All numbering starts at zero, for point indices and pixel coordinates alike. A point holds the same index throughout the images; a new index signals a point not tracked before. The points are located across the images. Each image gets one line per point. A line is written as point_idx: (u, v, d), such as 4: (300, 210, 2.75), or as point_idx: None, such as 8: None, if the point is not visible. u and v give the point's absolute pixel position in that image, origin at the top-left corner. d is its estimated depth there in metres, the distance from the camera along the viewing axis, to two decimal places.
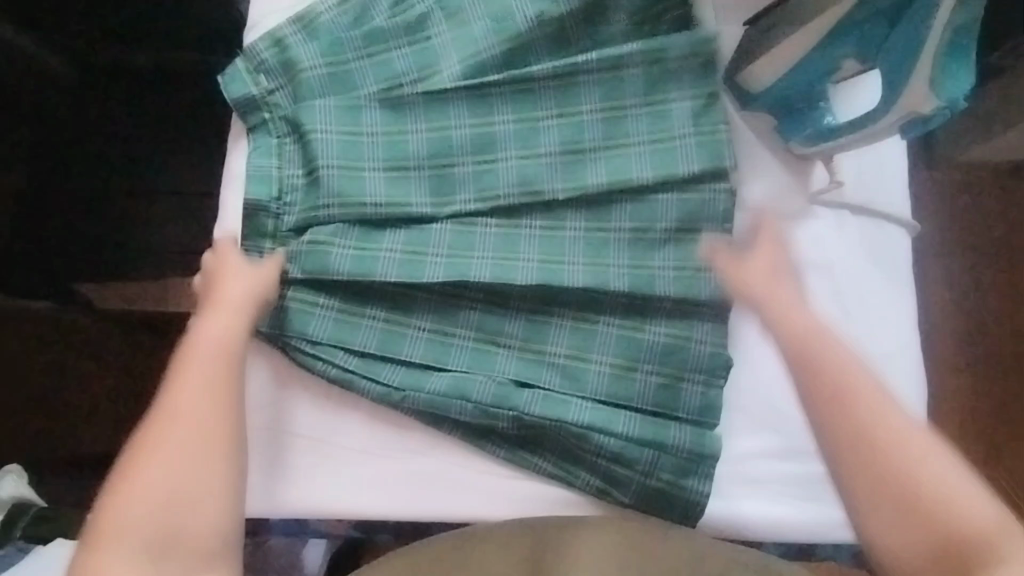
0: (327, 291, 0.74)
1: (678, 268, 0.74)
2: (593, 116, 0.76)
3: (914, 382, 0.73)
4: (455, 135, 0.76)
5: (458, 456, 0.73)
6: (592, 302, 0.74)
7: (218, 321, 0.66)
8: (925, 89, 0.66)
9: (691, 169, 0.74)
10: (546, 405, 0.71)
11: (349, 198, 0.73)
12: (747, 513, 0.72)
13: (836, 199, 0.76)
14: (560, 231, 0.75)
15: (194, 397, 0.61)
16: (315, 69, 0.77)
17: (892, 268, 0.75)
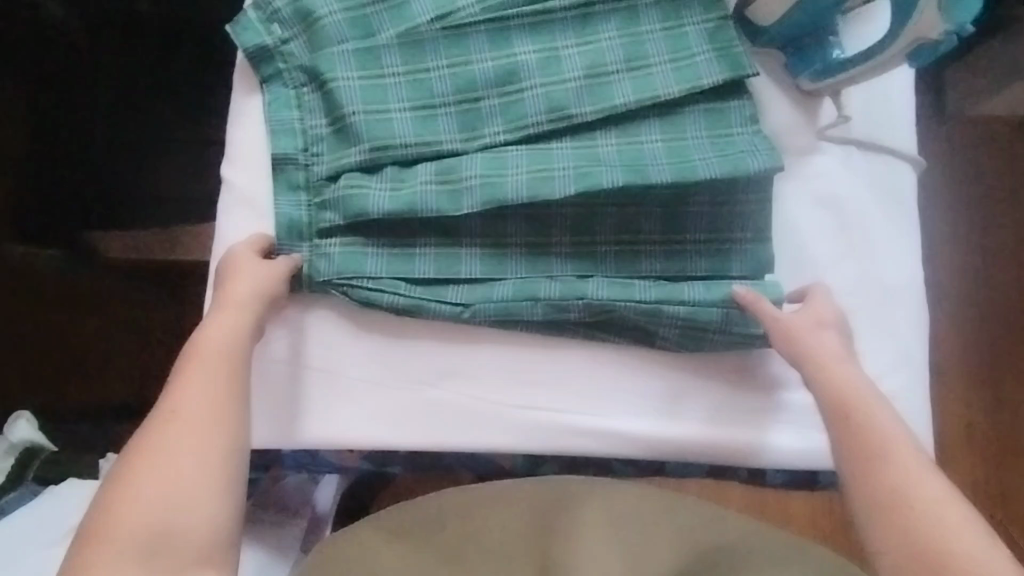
0: (365, 232, 0.68)
1: (720, 158, 0.68)
2: (613, 42, 0.72)
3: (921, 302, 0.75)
4: (478, 70, 0.70)
5: (474, 386, 0.69)
6: (633, 199, 0.69)
7: (230, 321, 0.64)
8: (935, 13, 0.66)
9: (715, 80, 0.70)
10: (614, 287, 0.68)
11: (379, 141, 0.68)
12: (763, 443, 0.69)
13: (842, 133, 0.77)
14: (597, 164, 0.68)
15: (202, 403, 0.59)
16: (333, 15, 0.71)
17: (897, 201, 0.76)
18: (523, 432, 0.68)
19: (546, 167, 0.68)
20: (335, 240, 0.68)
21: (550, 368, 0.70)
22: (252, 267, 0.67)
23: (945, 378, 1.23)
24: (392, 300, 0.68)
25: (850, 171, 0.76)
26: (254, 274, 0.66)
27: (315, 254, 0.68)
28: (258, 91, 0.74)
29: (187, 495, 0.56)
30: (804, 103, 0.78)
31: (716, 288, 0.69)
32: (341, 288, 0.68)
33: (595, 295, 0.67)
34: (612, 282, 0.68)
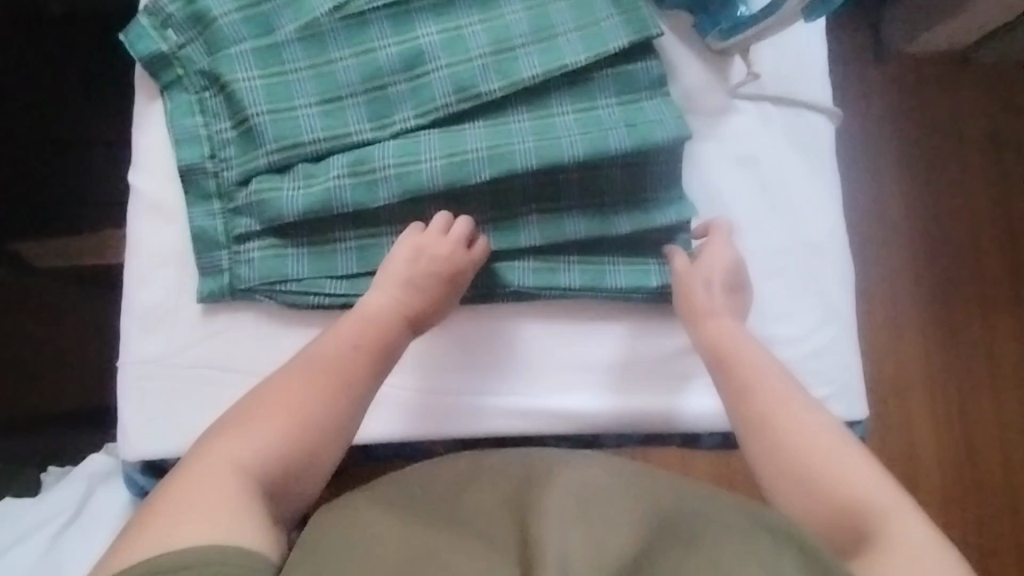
0: (287, 232, 0.67)
1: (630, 129, 0.67)
2: (516, 15, 0.71)
3: (845, 260, 0.75)
4: (382, 56, 0.69)
5: (463, 374, 0.69)
6: (548, 185, 0.68)
7: (427, 285, 0.65)
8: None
9: (622, 44, 0.69)
10: (538, 275, 0.68)
11: (288, 140, 0.67)
12: (679, 410, 0.69)
13: (756, 90, 0.77)
14: (511, 147, 0.66)
15: (340, 362, 0.61)
16: (227, 13, 0.69)
17: (813, 153, 0.77)
18: (455, 416, 0.68)
19: (459, 151, 0.66)
20: (253, 244, 0.67)
21: (494, 339, 0.69)
22: (434, 237, 0.66)
23: (900, 318, 1.23)
24: (318, 302, 0.67)
25: (766, 129, 0.76)
26: (449, 246, 0.65)
27: (235, 261, 0.67)
28: (158, 99, 0.72)
29: (294, 462, 0.57)
30: (713, 62, 0.77)
31: (635, 270, 0.69)
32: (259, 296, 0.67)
33: (520, 287, 0.68)
34: (536, 271, 0.68)
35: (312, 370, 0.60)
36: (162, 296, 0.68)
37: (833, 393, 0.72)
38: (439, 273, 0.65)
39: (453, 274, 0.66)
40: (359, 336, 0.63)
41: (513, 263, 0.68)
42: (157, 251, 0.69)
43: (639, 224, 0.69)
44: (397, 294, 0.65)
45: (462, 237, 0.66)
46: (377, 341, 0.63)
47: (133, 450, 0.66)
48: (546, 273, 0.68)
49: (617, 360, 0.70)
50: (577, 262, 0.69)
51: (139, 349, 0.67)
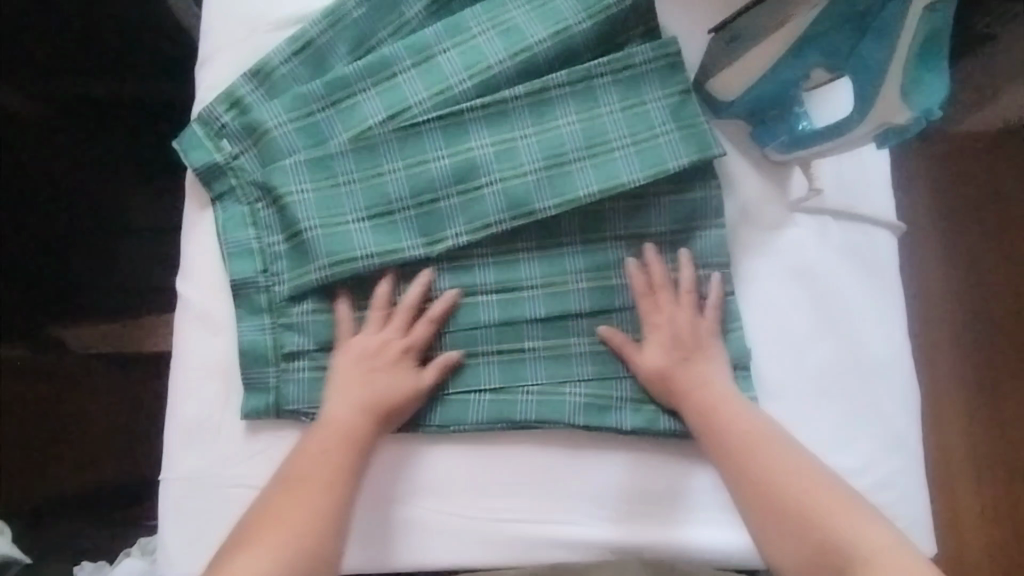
0: (341, 351, 0.66)
1: (682, 270, 0.69)
2: (571, 128, 0.69)
3: (907, 386, 0.72)
4: (435, 168, 0.68)
5: (472, 502, 0.66)
6: (601, 317, 0.68)
7: (380, 377, 0.64)
8: (898, 96, 0.65)
9: (680, 163, 0.68)
10: (591, 411, 0.66)
11: (339, 255, 0.66)
12: (731, 541, 0.66)
13: (818, 202, 0.74)
14: (567, 284, 0.68)
15: (316, 473, 0.60)
16: (282, 125, 0.69)
17: (874, 267, 0.74)
18: (501, 547, 0.65)
19: (512, 287, 0.68)
20: (302, 363, 0.66)
21: (526, 464, 0.67)
22: (372, 333, 0.66)
23: (969, 427, 1.10)
24: None
25: (824, 242, 0.73)
26: (382, 339, 0.66)
27: (282, 379, 0.66)
28: (210, 207, 0.71)
29: (295, 574, 0.56)
30: (770, 173, 0.75)
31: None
32: (302, 415, 0.65)
33: (571, 421, 0.66)
34: (588, 405, 0.66)
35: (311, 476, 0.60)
36: (204, 410, 0.67)
37: (900, 526, 0.69)
38: (383, 364, 0.65)
39: (397, 360, 0.65)
40: (332, 438, 0.62)
41: (563, 393, 0.67)
42: (202, 363, 0.68)
43: None
44: (348, 397, 0.64)
45: (400, 324, 0.66)
46: (346, 443, 0.62)
47: (172, 570, 0.64)
48: (599, 408, 0.66)
49: (669, 491, 0.66)
50: (632, 400, 0.67)
51: (180, 466, 0.66)
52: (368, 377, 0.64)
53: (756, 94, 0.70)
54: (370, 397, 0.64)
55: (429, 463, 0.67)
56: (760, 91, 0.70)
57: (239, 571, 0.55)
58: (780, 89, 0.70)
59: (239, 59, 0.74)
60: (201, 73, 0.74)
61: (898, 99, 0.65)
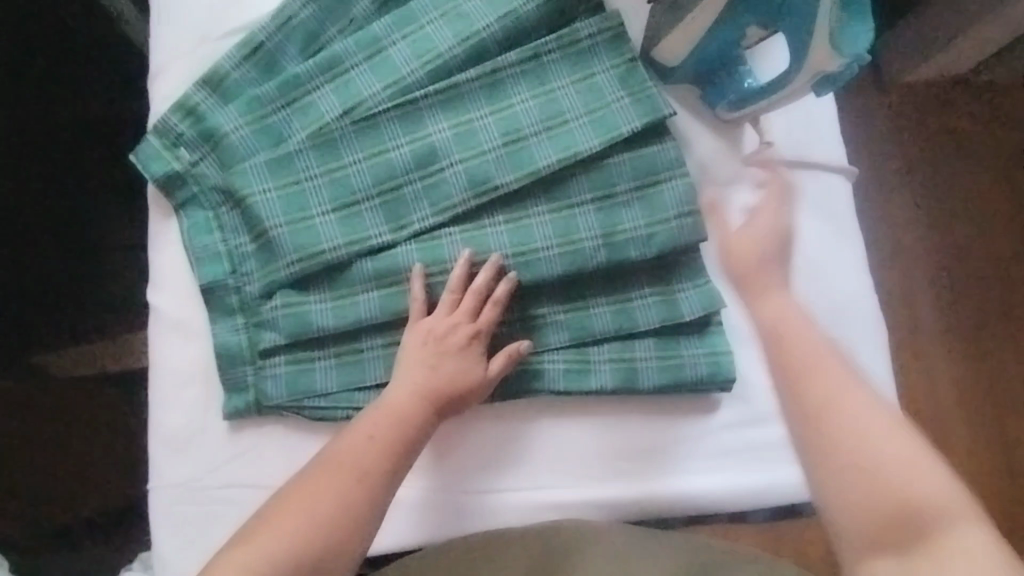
0: (316, 344, 0.66)
1: (651, 227, 0.68)
2: (526, 105, 0.70)
3: (872, 326, 0.74)
4: (396, 157, 0.68)
5: (486, 471, 0.68)
6: (573, 284, 0.68)
7: (445, 364, 0.63)
8: (828, 45, 0.65)
9: (635, 127, 0.68)
10: (569, 377, 0.67)
11: (307, 250, 0.66)
12: (712, 489, 0.69)
13: (774, 155, 0.75)
14: (536, 252, 0.67)
15: (368, 461, 0.59)
16: (238, 129, 0.70)
17: (826, 212, 0.75)
18: (517, 509, 0.67)
19: (483, 259, 0.67)
20: (277, 358, 0.66)
21: (531, 431, 0.68)
22: (441, 316, 0.65)
23: None
24: (347, 415, 0.66)
25: None
26: (449, 325, 0.65)
27: (260, 377, 0.66)
28: (173, 215, 0.72)
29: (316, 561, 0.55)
30: (723, 130, 0.76)
31: (665, 366, 0.68)
32: (283, 411, 0.66)
33: (551, 388, 0.67)
34: (566, 370, 0.68)
35: (357, 461, 0.59)
36: (186, 417, 0.68)
37: None
38: (451, 350, 0.64)
39: (464, 345, 0.64)
40: (379, 428, 0.61)
41: (540, 363, 0.67)
42: (181, 372, 0.69)
43: (670, 314, 0.68)
44: (414, 384, 0.63)
45: (467, 309, 0.65)
46: (399, 430, 0.61)
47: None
48: (577, 373, 0.68)
49: (658, 444, 0.69)
50: (609, 360, 0.68)
51: (168, 475, 0.67)
52: (433, 365, 0.63)
53: (698, 58, 0.72)
54: (431, 388, 0.63)
55: (457, 436, 0.68)
56: (701, 54, 0.71)
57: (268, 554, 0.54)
58: (720, 51, 0.71)
59: (190, 68, 0.74)
60: (154, 85, 0.75)
61: (826, 49, 0.66)
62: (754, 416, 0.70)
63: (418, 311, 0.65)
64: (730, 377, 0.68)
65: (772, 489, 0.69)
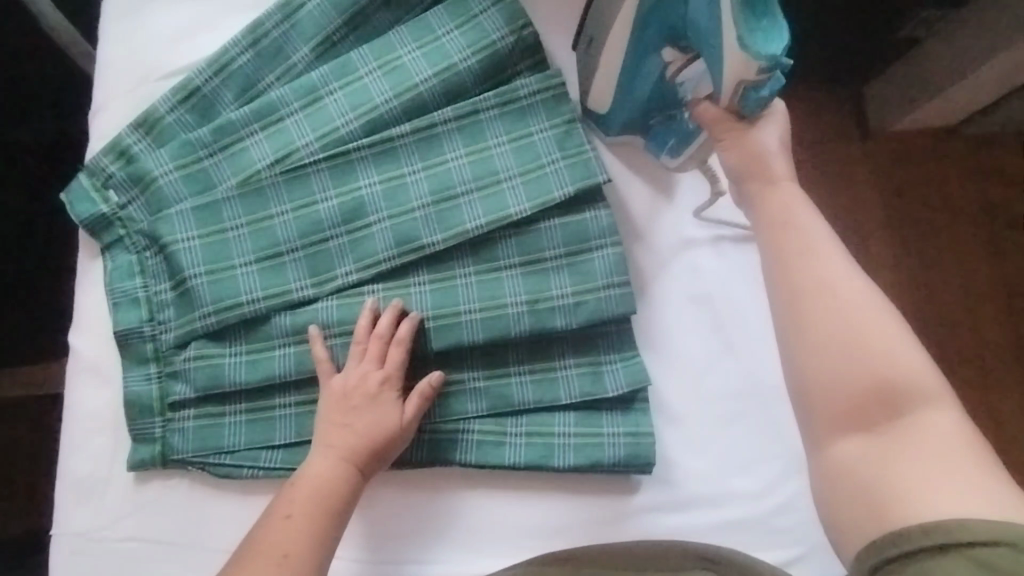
0: (228, 398, 0.66)
1: (577, 295, 0.67)
2: (459, 162, 0.69)
3: None
4: (323, 210, 0.68)
5: (427, 538, 0.66)
6: (494, 350, 0.68)
7: (358, 418, 0.62)
8: (738, 50, 0.58)
9: (567, 192, 0.68)
10: (482, 452, 0.66)
11: (225, 301, 0.66)
12: None
13: (713, 215, 0.74)
14: (457, 314, 0.66)
15: (286, 539, 0.57)
16: (167, 173, 0.69)
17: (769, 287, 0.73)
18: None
19: None
20: (187, 412, 0.65)
21: (466, 501, 0.67)
22: (352, 368, 0.64)
23: None
24: (253, 474, 0.64)
25: (723, 266, 0.73)
26: (361, 373, 0.64)
27: (168, 429, 0.65)
28: (100, 256, 0.70)
29: None
30: (664, 188, 0.75)
31: (584, 444, 0.67)
32: (189, 466, 0.65)
33: (465, 462, 0.66)
34: (482, 442, 0.66)
35: (267, 545, 0.56)
36: (92, 466, 0.66)
37: (802, 551, 0.67)
38: (362, 403, 0.63)
39: (376, 395, 0.63)
40: (295, 506, 0.59)
41: (455, 434, 0.66)
42: (91, 418, 0.67)
43: (590, 389, 0.67)
44: (328, 452, 0.61)
45: (375, 356, 0.64)
46: (320, 504, 0.59)
47: None
48: (492, 447, 0.66)
49: (613, 518, 0.67)
50: (525, 434, 0.67)
51: (68, 523, 0.65)
52: (351, 432, 0.62)
53: (630, 96, 0.70)
54: (352, 459, 0.61)
55: (401, 500, 0.67)
56: (628, 91, 0.70)
57: None
58: (651, 90, 0.69)
59: (129, 108, 0.73)
60: (93, 123, 0.74)
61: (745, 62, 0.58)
62: (676, 498, 0.68)
63: (325, 374, 0.64)
64: (650, 460, 0.66)
65: None
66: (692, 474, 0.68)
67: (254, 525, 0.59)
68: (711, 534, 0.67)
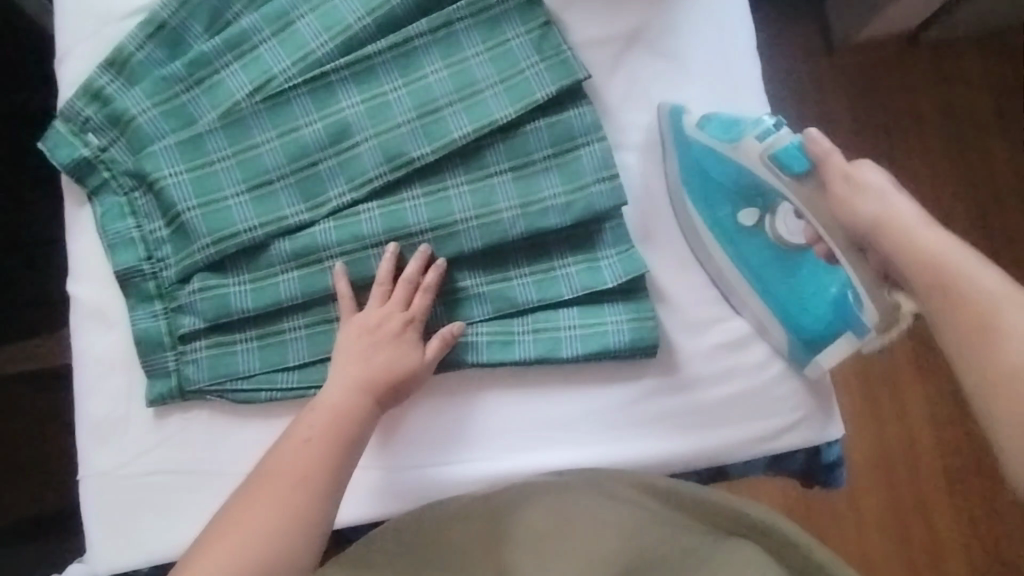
0: (238, 326, 0.66)
1: (569, 193, 0.68)
2: (439, 75, 0.69)
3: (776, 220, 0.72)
4: (308, 133, 0.68)
5: (452, 440, 0.68)
6: (494, 255, 0.69)
7: (379, 352, 0.64)
8: None
9: (550, 94, 0.68)
10: (492, 350, 0.67)
11: (221, 232, 0.66)
12: (678, 448, 0.69)
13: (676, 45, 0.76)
14: (454, 224, 0.67)
15: (308, 458, 0.59)
16: (145, 111, 0.69)
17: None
18: (497, 476, 0.67)
19: (403, 233, 0.67)
20: (199, 343, 0.66)
21: (479, 400, 0.69)
22: (373, 308, 0.65)
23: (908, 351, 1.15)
24: (271, 397, 0.66)
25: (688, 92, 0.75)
26: (383, 312, 0.65)
27: (182, 361, 0.66)
28: (87, 203, 0.70)
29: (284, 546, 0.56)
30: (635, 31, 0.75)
31: (590, 334, 0.68)
32: (205, 395, 0.66)
33: (476, 362, 0.67)
34: (490, 342, 0.67)
35: (292, 470, 0.59)
36: (111, 406, 0.67)
37: (801, 418, 0.71)
38: (383, 339, 0.64)
39: (398, 334, 0.65)
40: (315, 431, 0.61)
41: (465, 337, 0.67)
42: (102, 359, 0.68)
43: (592, 281, 0.68)
44: (348, 380, 0.63)
45: (399, 299, 0.66)
46: (341, 428, 0.61)
47: (102, 565, 0.65)
48: (501, 346, 0.67)
49: (623, 404, 0.69)
50: (533, 331, 0.68)
51: (96, 464, 0.66)
52: (372, 363, 0.64)
53: (762, 282, 0.72)
54: (373, 390, 0.63)
55: (425, 407, 0.68)
56: None
57: (236, 541, 0.56)
58: (760, 251, 0.72)
59: (94, 52, 0.73)
60: (59, 71, 0.73)
61: (762, 162, 0.67)
62: (681, 380, 0.70)
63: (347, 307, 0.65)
64: (652, 342, 0.68)
65: (730, 443, 0.69)
66: (698, 356, 0.70)
67: (279, 436, 0.62)
68: (715, 413, 0.70)
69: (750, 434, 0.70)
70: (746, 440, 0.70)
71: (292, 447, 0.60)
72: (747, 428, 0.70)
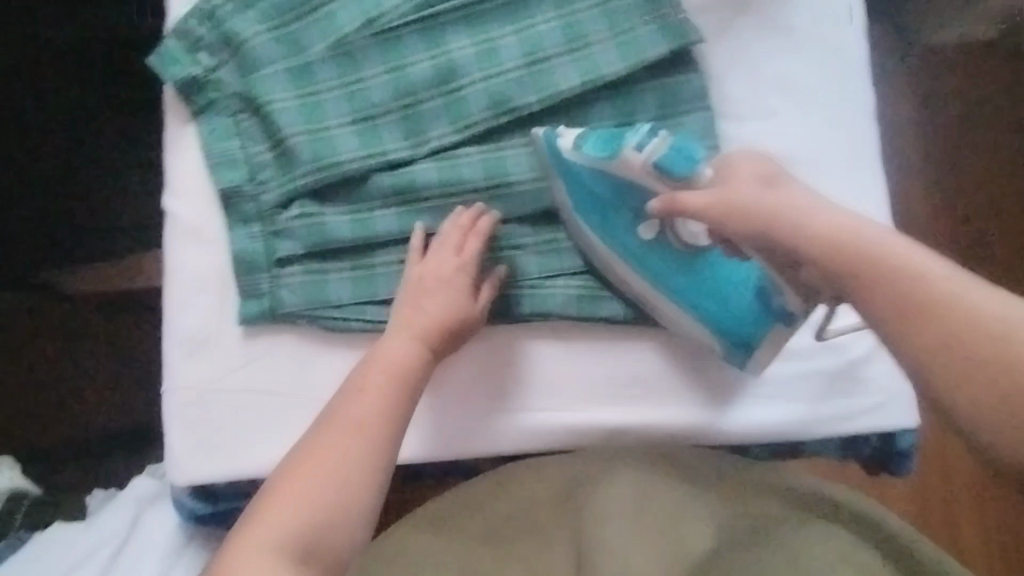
0: (333, 255, 0.67)
1: None
2: (550, 24, 0.69)
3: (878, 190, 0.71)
4: (417, 72, 0.68)
5: (530, 387, 0.68)
6: None
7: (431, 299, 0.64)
8: None
9: (659, 54, 0.68)
10: (580, 304, 0.68)
11: (325, 161, 0.66)
12: (756, 418, 0.68)
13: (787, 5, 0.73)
14: None
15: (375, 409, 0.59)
16: (258, 35, 0.69)
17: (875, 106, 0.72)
18: (572, 429, 0.67)
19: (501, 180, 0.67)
20: (294, 268, 0.67)
21: (561, 351, 0.69)
22: (431, 259, 0.65)
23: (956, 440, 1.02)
24: (360, 327, 0.67)
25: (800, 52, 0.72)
26: (440, 261, 0.65)
27: (275, 285, 0.67)
28: (191, 122, 0.71)
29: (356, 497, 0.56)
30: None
31: None
32: (297, 321, 0.67)
33: (562, 314, 0.68)
34: (579, 297, 0.68)
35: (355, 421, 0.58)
36: (201, 322, 0.68)
37: (883, 402, 0.69)
38: (434, 286, 0.64)
39: (450, 279, 0.65)
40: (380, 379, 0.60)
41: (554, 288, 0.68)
42: (196, 276, 0.69)
43: None
44: (402, 327, 0.63)
45: (449, 246, 0.65)
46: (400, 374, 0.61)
47: (182, 475, 0.66)
48: (589, 301, 0.68)
49: (705, 368, 0.69)
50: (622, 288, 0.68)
51: (181, 377, 0.67)
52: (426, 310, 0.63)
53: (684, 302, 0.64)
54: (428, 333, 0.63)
55: (508, 353, 0.68)
56: None
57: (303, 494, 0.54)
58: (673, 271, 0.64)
59: None
60: None
61: (646, 173, 0.59)
62: None
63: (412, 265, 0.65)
64: None
65: (810, 419, 0.68)
66: None
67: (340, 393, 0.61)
68: (793, 386, 0.69)
69: (828, 412, 0.68)
70: (824, 418, 0.68)
71: (359, 396, 0.59)
72: (825, 406, 0.68)
